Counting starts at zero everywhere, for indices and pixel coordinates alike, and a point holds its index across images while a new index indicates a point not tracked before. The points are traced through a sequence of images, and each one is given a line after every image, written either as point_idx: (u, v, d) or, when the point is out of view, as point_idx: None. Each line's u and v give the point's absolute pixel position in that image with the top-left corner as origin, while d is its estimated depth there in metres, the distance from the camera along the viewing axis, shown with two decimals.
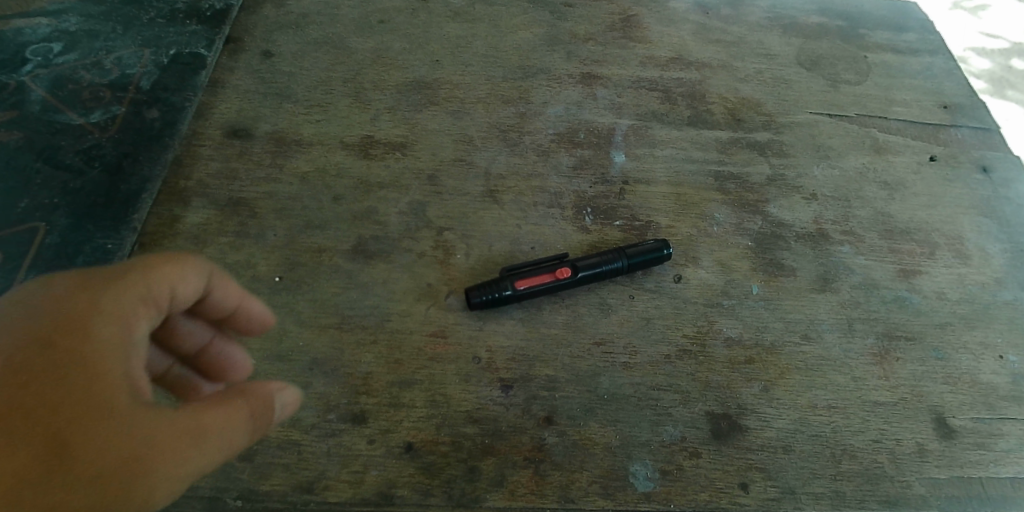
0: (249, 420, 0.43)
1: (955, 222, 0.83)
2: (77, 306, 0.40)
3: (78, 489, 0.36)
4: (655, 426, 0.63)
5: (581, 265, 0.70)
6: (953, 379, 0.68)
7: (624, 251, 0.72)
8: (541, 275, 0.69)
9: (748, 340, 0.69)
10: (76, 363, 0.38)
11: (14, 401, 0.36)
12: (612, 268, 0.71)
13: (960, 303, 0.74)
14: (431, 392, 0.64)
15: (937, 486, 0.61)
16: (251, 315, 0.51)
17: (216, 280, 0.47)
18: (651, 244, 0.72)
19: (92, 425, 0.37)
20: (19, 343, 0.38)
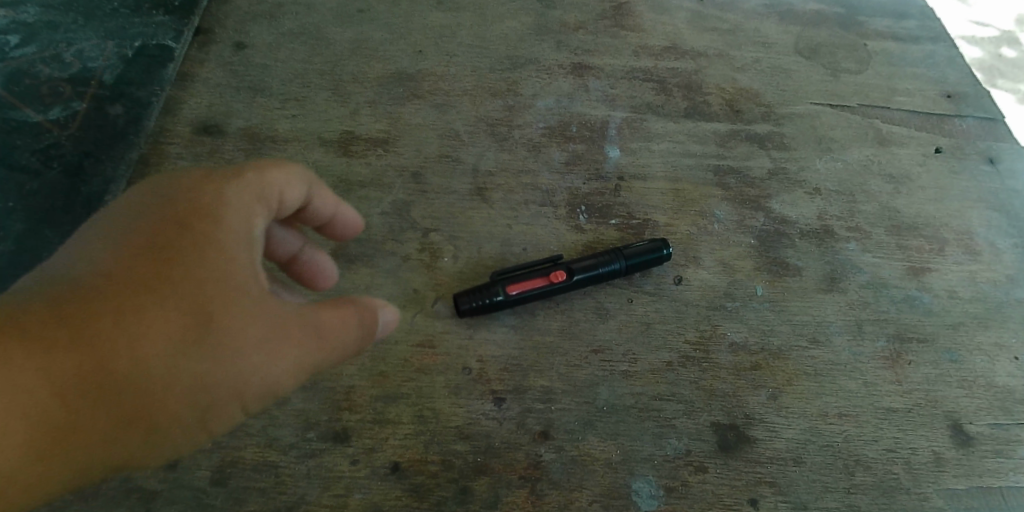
0: (359, 324, 0.46)
1: (963, 216, 0.80)
2: (207, 196, 0.44)
3: (219, 357, 0.41)
4: (658, 439, 0.59)
5: (576, 267, 0.66)
6: (968, 383, 0.64)
7: (622, 251, 0.67)
8: (534, 278, 0.65)
9: (754, 345, 0.65)
10: (215, 248, 0.43)
11: (159, 272, 0.41)
12: (609, 270, 0.67)
13: (973, 302, 0.71)
14: (419, 407, 0.60)
15: (956, 498, 0.58)
16: (346, 223, 0.56)
17: (316, 188, 0.52)
18: (650, 243, 0.68)
19: (228, 300, 0.41)
20: (161, 223, 0.43)
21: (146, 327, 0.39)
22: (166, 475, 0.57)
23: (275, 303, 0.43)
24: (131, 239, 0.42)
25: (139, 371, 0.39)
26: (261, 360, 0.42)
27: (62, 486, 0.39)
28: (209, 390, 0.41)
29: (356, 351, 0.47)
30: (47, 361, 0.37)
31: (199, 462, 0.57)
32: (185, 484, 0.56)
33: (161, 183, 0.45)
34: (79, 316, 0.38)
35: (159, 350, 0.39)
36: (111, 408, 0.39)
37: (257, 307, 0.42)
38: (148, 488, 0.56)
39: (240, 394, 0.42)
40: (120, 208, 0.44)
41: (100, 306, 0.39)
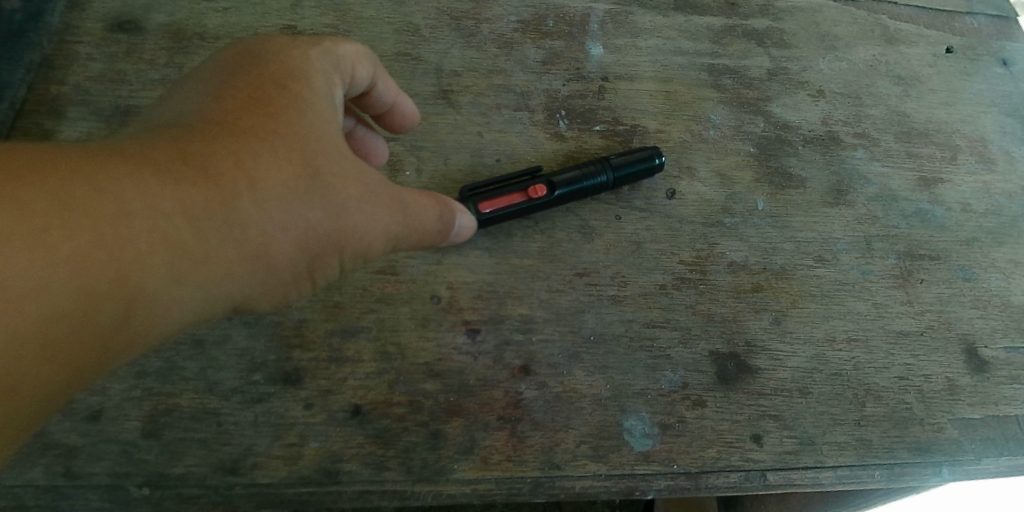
0: (442, 207, 0.51)
1: (975, 122, 0.73)
2: (298, 64, 0.47)
3: (329, 207, 0.44)
4: (652, 372, 0.53)
5: (557, 181, 0.58)
6: (982, 303, 0.60)
7: (609, 162, 0.59)
8: (510, 194, 0.57)
9: (754, 265, 0.58)
10: (308, 109, 0.46)
11: (267, 126, 0.43)
12: (595, 183, 0.58)
13: (986, 216, 0.65)
14: (381, 342, 0.52)
15: (970, 427, 0.54)
16: (403, 114, 0.57)
17: (381, 73, 0.53)
18: (640, 152, 0.60)
19: (331, 159, 0.45)
20: (254, 85, 0.45)
21: (265, 170, 0.42)
22: (88, 428, 0.48)
23: (368, 171, 0.47)
24: (233, 99, 0.44)
25: (263, 209, 0.41)
26: (364, 215, 0.46)
27: (188, 318, 0.40)
28: (319, 237, 0.44)
29: (436, 236, 0.51)
30: (183, 188, 0.38)
31: (127, 412, 0.49)
32: (112, 438, 0.48)
33: (249, 50, 0.47)
34: (202, 154, 0.40)
35: (280, 192, 0.42)
36: (236, 244, 0.40)
37: (356, 171, 0.46)
38: (67, 444, 0.48)
39: (342, 246, 0.46)
40: (211, 73, 0.46)
41: (221, 147, 0.41)
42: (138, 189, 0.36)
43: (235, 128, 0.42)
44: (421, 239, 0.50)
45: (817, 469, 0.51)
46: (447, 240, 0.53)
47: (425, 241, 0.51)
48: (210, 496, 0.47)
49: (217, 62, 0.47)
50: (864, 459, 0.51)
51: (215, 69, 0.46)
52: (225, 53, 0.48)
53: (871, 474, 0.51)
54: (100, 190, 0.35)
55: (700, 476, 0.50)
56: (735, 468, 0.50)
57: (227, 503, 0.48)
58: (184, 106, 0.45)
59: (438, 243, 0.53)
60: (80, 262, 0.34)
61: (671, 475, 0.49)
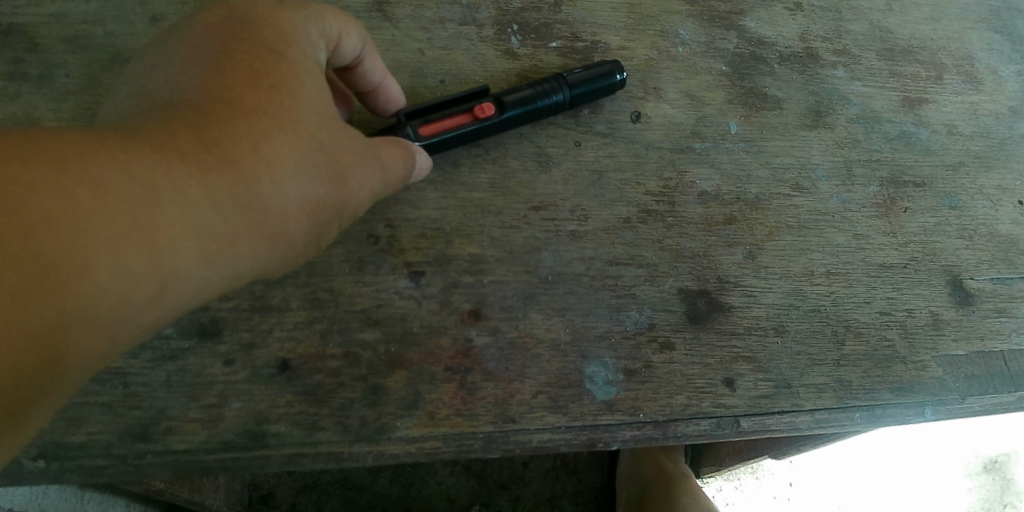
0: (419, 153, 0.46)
1: (962, 38, 0.68)
2: (288, 28, 0.41)
3: (334, 182, 0.41)
4: (616, 313, 0.48)
5: (509, 100, 0.51)
6: (969, 233, 0.56)
7: (565, 79, 0.52)
8: (455, 116, 0.49)
9: (727, 195, 0.53)
10: (306, 79, 0.41)
11: (270, 99, 0.39)
12: (551, 103, 0.52)
13: (974, 140, 0.61)
14: (311, 289, 0.46)
15: (955, 364, 0.50)
16: (386, 99, 0.49)
17: (368, 49, 0.46)
18: (600, 67, 0.53)
19: (328, 128, 0.41)
20: (248, 51, 0.40)
21: (278, 149, 0.38)
22: None
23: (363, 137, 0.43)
24: (230, 68, 0.39)
25: (277, 189, 0.38)
26: (362, 183, 0.42)
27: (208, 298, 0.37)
28: (326, 214, 0.41)
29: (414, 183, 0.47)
30: (197, 177, 0.34)
31: None
32: None
33: (236, 14, 0.41)
34: (209, 138, 0.36)
35: (292, 171, 0.39)
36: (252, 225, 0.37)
37: (349, 137, 0.42)
38: None
39: (342, 216, 0.43)
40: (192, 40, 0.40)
41: (230, 126, 0.37)
42: (160, 175, 0.33)
43: (239, 102, 0.38)
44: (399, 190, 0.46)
45: (794, 413, 0.47)
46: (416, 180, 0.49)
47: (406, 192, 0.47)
48: (117, 466, 0.41)
49: (196, 25, 0.41)
50: (844, 400, 0.48)
51: (200, 33, 0.40)
52: (207, 14, 0.41)
53: (850, 417, 0.47)
54: (124, 178, 0.32)
55: (669, 425, 0.45)
56: (706, 415, 0.46)
57: (138, 473, 0.42)
58: (171, 76, 0.39)
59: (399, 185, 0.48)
60: (109, 254, 0.31)
61: (637, 425, 0.45)
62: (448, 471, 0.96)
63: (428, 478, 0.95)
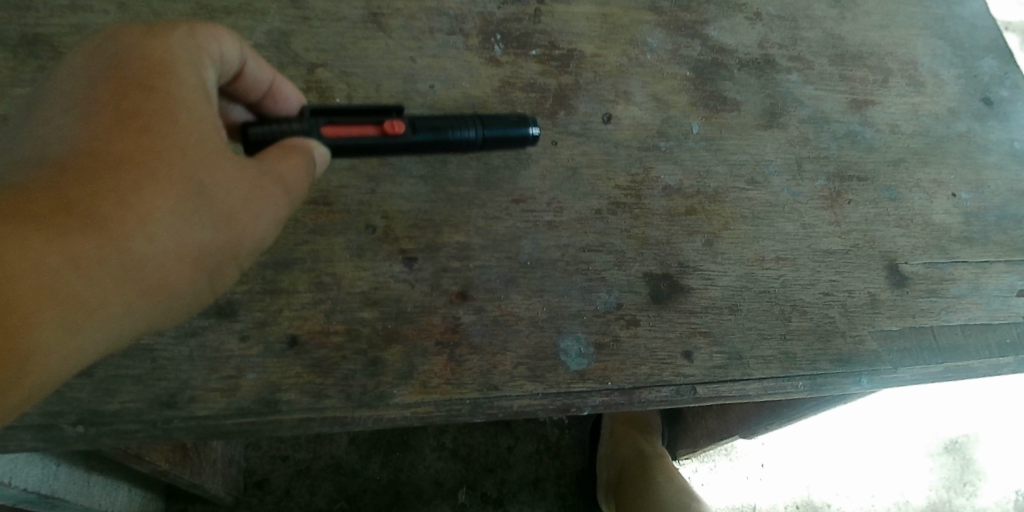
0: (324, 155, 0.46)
1: (908, 45, 0.75)
2: (158, 52, 0.40)
3: (218, 221, 0.40)
4: (587, 294, 0.54)
5: (418, 124, 0.50)
6: (906, 222, 0.61)
7: (480, 119, 0.52)
8: (360, 127, 0.48)
9: (688, 188, 0.59)
10: (180, 113, 0.39)
11: (142, 141, 0.38)
12: (462, 138, 0.52)
13: (913, 138, 0.67)
14: (316, 273, 0.52)
15: (889, 339, 0.55)
16: (285, 98, 0.50)
17: (247, 52, 0.46)
18: (515, 118, 0.54)
19: (213, 161, 0.40)
20: (116, 87, 0.39)
21: (152, 198, 0.37)
22: None
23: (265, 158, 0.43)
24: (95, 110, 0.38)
25: (153, 241, 0.37)
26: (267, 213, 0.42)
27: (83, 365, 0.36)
28: (212, 256, 0.40)
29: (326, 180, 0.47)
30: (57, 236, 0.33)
31: None
32: None
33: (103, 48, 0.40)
34: (74, 193, 0.35)
35: (169, 217, 0.37)
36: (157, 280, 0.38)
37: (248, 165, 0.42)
38: None
39: (236, 254, 0.42)
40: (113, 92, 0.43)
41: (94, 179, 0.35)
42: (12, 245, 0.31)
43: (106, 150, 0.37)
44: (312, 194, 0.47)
45: (744, 382, 0.52)
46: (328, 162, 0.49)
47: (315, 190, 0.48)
48: (147, 430, 0.47)
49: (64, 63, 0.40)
50: (789, 371, 0.53)
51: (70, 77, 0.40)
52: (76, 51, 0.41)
53: (795, 384, 0.53)
54: None
55: (634, 392, 0.51)
56: (666, 383, 0.51)
57: (166, 436, 0.47)
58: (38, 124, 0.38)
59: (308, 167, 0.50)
60: None
61: (605, 392, 0.51)
62: (437, 456, 1.02)
63: (416, 463, 1.02)
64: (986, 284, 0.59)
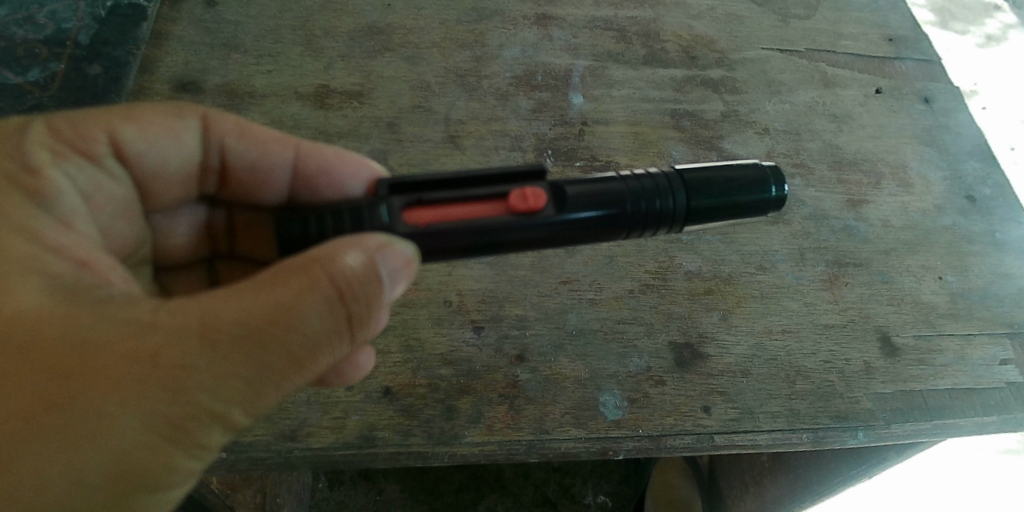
0: (348, 280, 0.44)
1: (898, 151, 0.88)
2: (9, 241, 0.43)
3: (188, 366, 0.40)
4: (622, 358, 0.66)
5: (570, 190, 0.51)
6: (897, 300, 0.72)
7: (678, 184, 0.52)
8: (488, 203, 0.50)
9: (706, 273, 0.72)
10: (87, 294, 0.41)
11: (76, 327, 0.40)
12: (664, 210, 0.51)
13: (903, 230, 0.79)
14: (405, 338, 0.66)
15: (882, 400, 0.65)
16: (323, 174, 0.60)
17: (228, 130, 0.58)
18: (734, 184, 0.53)
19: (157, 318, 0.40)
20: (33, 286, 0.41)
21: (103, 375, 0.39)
22: None
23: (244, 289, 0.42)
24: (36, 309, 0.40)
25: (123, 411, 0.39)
26: (221, 374, 0.41)
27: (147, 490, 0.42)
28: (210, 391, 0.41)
29: (364, 296, 0.45)
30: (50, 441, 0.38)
31: None
32: None
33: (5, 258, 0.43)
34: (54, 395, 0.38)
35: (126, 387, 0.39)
36: (105, 472, 0.39)
37: (210, 302, 0.41)
38: None
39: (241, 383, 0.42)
40: (159, 213, 0.60)
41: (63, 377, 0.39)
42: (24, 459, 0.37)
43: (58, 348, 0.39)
44: (352, 318, 0.45)
45: (754, 432, 0.62)
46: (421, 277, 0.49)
47: (366, 321, 0.46)
48: (274, 457, 0.60)
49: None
50: (793, 424, 0.63)
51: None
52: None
53: (799, 436, 0.62)
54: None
55: (660, 438, 0.62)
56: (688, 432, 0.62)
57: (287, 463, 0.60)
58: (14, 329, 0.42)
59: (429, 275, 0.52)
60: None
61: (636, 438, 0.61)
62: None
63: None
64: (970, 354, 0.69)
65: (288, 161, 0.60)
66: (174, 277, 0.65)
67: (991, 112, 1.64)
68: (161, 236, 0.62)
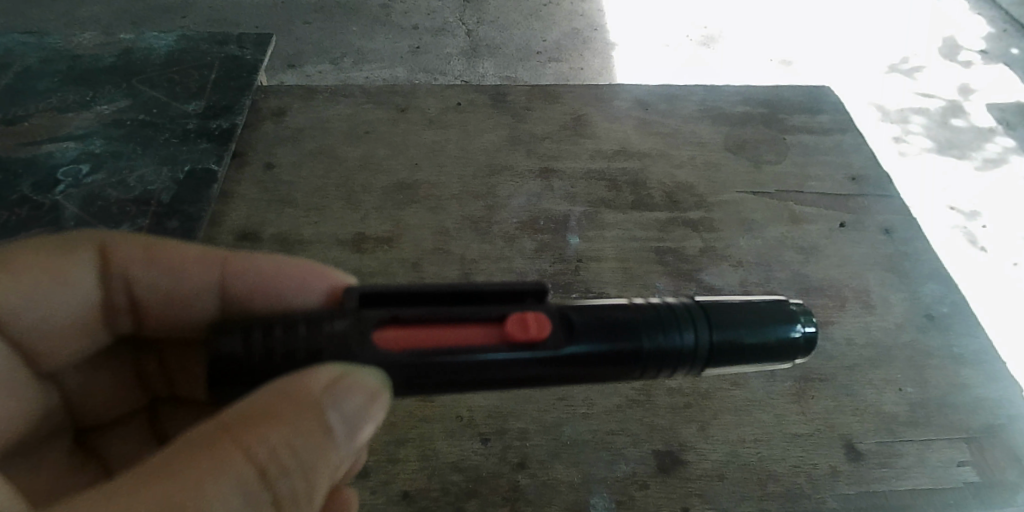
0: (266, 448, 0.47)
1: (862, 278, 1.00)
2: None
3: None
4: (611, 464, 0.75)
5: (577, 318, 0.54)
6: (860, 411, 0.81)
7: (696, 319, 0.55)
8: (492, 329, 0.52)
9: (687, 388, 0.82)
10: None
11: None
12: (680, 344, 0.54)
13: (866, 347, 0.89)
14: (422, 448, 0.76)
15: (847, 500, 0.73)
16: (251, 286, 0.68)
17: (133, 262, 0.67)
18: (759, 326, 0.57)
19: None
20: None
21: None
22: None
23: (149, 479, 0.43)
24: None
25: None
26: None
27: None
28: None
29: (289, 462, 0.48)
30: None
31: None
32: None
33: None
34: None
35: None
36: None
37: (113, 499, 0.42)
38: None
39: None
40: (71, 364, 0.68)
41: None
42: None
43: None
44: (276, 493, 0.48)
45: None
46: (348, 432, 0.52)
47: (294, 490, 0.49)
48: None
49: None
50: None
51: None
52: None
53: None
54: None
55: None
56: None
57: None
58: None
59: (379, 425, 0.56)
60: None
61: None
62: None
63: None
64: (930, 457, 0.77)
65: (215, 278, 0.68)
66: (107, 422, 0.74)
67: (993, 230, 1.74)
68: (74, 389, 0.69)
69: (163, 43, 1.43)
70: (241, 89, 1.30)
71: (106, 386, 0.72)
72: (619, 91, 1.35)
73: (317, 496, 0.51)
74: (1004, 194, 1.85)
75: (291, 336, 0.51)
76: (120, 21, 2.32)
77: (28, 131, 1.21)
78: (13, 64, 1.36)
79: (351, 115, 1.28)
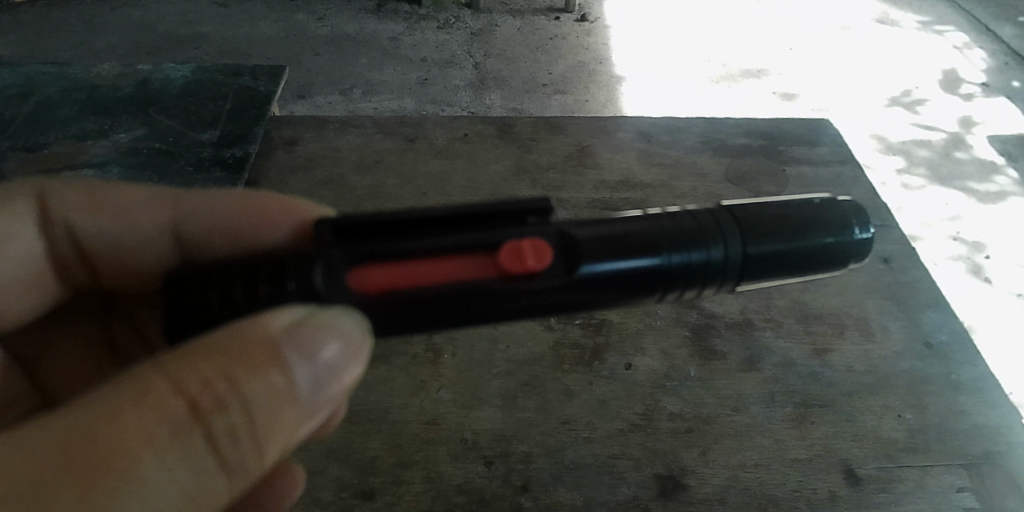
0: (198, 380, 0.44)
1: (861, 306, 0.99)
2: None
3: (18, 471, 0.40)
4: (613, 488, 0.76)
5: (584, 240, 0.49)
6: (860, 437, 0.82)
7: (721, 235, 0.51)
8: (488, 262, 0.48)
9: (688, 413, 0.83)
10: None
11: None
12: (702, 259, 0.50)
13: (865, 374, 0.90)
14: (428, 472, 0.77)
15: None
16: (202, 226, 0.70)
17: (73, 209, 0.68)
18: (794, 239, 0.52)
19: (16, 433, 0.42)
20: None
21: None
22: None
23: (71, 408, 0.43)
24: None
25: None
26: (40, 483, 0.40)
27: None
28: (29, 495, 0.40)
29: (226, 395, 0.45)
30: None
31: None
32: None
33: None
34: None
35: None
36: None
37: (36, 425, 0.42)
38: None
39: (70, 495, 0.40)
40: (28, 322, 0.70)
41: None
42: None
43: None
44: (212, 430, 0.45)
45: None
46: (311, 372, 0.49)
47: (234, 427, 0.45)
48: None
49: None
50: None
51: None
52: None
53: None
54: None
55: None
56: None
57: None
58: None
59: (360, 370, 0.52)
60: None
61: None
62: None
63: None
64: (929, 483, 0.79)
65: (164, 219, 0.70)
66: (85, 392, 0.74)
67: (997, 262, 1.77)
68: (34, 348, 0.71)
69: (180, 74, 1.48)
70: (254, 118, 1.34)
71: (79, 356, 0.74)
72: (622, 123, 1.39)
73: (272, 441, 0.48)
74: (1005, 226, 1.88)
75: (251, 283, 0.48)
76: (134, 52, 2.39)
77: (48, 158, 1.25)
78: (33, 94, 1.41)
79: (360, 145, 1.32)
